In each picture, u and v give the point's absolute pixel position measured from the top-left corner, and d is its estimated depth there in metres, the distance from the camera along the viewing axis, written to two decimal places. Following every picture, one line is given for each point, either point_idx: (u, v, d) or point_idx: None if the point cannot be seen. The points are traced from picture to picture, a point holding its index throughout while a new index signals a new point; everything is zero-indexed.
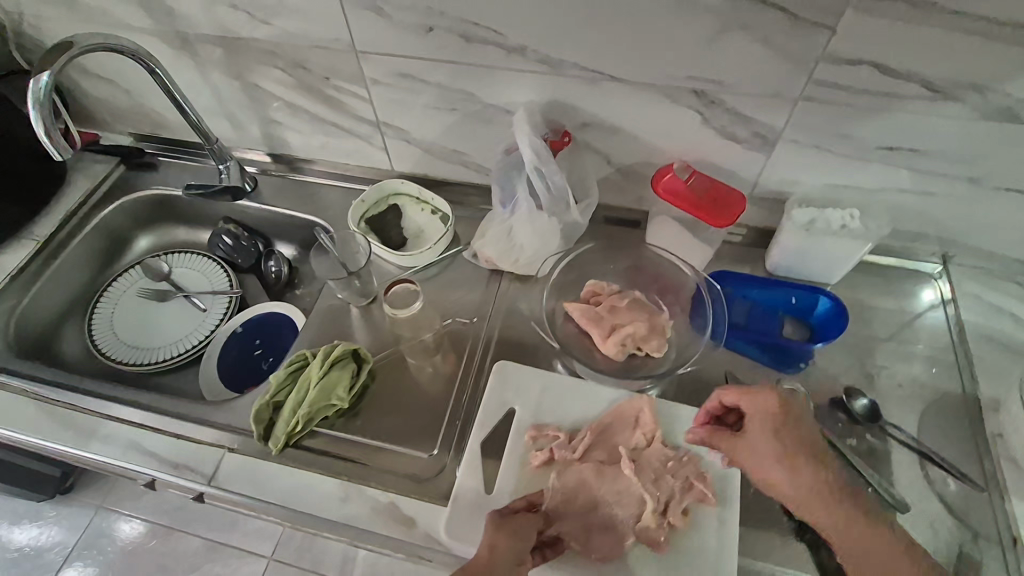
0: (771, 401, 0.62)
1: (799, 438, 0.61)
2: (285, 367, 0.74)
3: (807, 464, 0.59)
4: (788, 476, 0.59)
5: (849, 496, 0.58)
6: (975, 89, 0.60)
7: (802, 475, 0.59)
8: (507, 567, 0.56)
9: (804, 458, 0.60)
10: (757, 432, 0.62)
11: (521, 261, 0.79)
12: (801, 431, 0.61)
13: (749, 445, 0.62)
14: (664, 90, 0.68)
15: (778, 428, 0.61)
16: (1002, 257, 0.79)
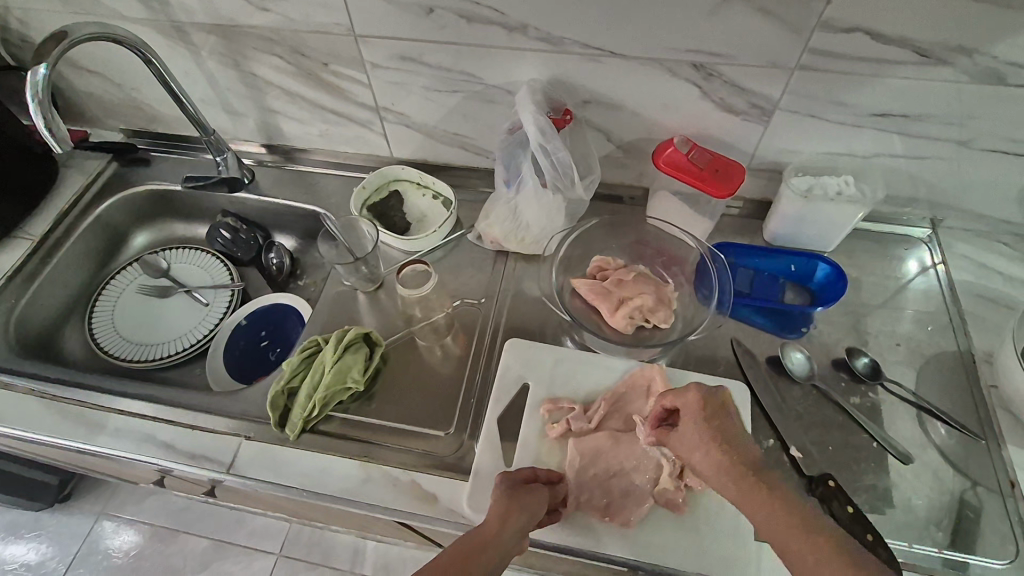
0: (693, 393, 0.59)
1: (723, 431, 0.57)
2: (299, 353, 0.74)
3: (716, 454, 0.55)
4: (713, 466, 0.55)
5: (763, 486, 0.53)
6: (964, 52, 0.62)
7: (723, 466, 0.54)
8: (513, 541, 0.55)
9: (713, 448, 0.56)
10: (688, 425, 0.58)
11: (527, 240, 0.82)
12: (725, 423, 0.57)
13: (682, 441, 0.58)
14: (662, 63, 0.70)
15: (701, 420, 0.57)
16: (989, 218, 0.81)
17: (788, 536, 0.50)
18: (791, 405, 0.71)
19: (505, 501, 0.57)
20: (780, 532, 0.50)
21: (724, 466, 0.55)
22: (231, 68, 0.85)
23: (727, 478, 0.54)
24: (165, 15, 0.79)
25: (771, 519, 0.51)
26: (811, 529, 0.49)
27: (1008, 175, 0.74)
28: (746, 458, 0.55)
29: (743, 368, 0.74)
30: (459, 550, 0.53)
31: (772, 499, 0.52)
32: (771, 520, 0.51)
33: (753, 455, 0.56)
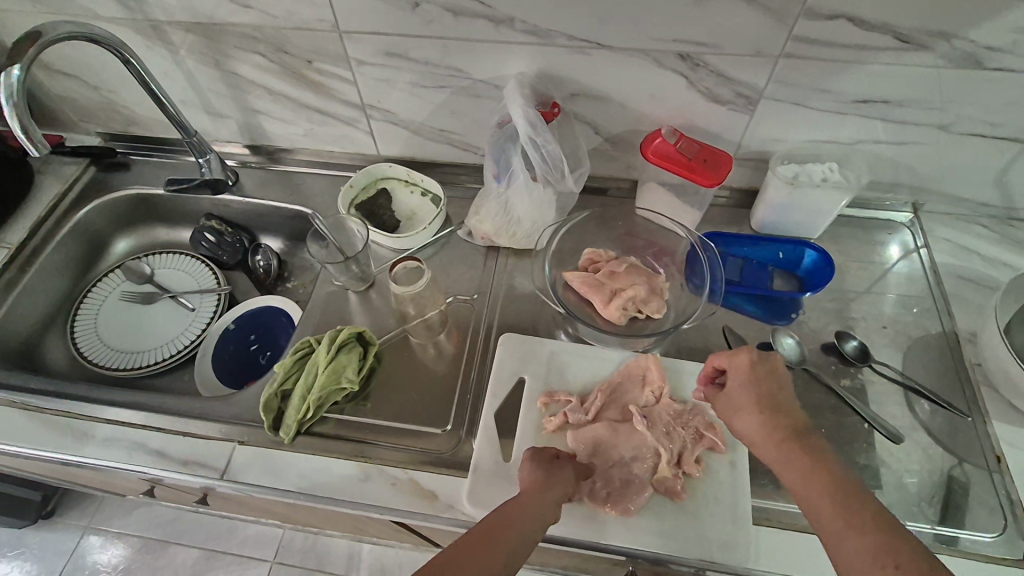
0: (748, 357, 0.61)
1: (771, 395, 0.59)
2: (291, 355, 0.73)
3: (762, 417, 0.58)
4: (755, 424, 0.58)
5: (802, 450, 0.55)
6: (944, 38, 0.63)
7: (764, 426, 0.57)
8: (547, 511, 0.55)
9: (759, 409, 0.58)
10: (737, 385, 0.61)
11: (518, 235, 0.82)
12: (775, 387, 0.60)
13: (728, 400, 0.61)
14: (649, 54, 0.70)
15: (751, 382, 0.60)
16: (968, 201, 0.83)
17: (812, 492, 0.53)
18: None
19: (533, 477, 0.58)
20: (805, 487, 0.53)
21: (764, 426, 0.57)
22: (212, 67, 0.84)
23: (762, 437, 0.57)
24: (142, 14, 0.77)
25: (799, 475, 0.54)
26: (837, 488, 0.52)
27: (987, 158, 0.76)
28: (787, 421, 0.57)
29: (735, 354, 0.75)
30: (485, 526, 0.52)
31: (810, 458, 0.54)
32: (800, 476, 0.54)
33: (800, 418, 0.58)
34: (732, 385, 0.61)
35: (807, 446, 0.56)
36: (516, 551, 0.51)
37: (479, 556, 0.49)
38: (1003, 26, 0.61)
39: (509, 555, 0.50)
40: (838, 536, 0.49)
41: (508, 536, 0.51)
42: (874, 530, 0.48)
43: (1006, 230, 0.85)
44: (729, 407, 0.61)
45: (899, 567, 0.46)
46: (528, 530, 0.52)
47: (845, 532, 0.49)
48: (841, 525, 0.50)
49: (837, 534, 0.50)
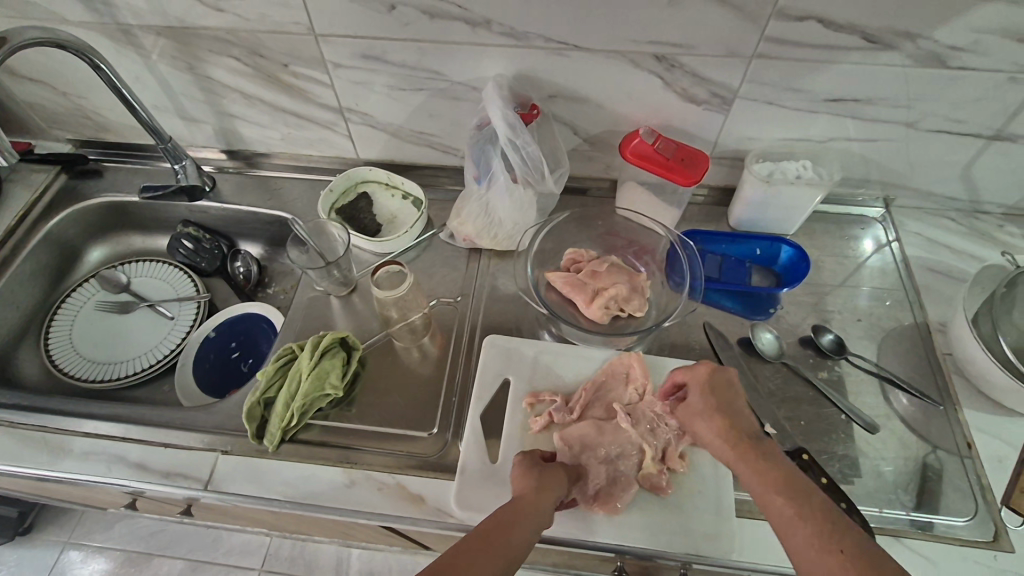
0: (704, 367, 0.65)
1: (725, 402, 0.62)
2: (274, 362, 0.72)
3: (717, 421, 0.60)
4: (713, 429, 0.60)
5: (754, 451, 0.57)
6: (909, 37, 0.65)
7: (718, 430, 0.60)
8: (546, 512, 0.55)
9: (713, 416, 0.61)
10: (694, 396, 0.64)
11: (500, 236, 0.82)
12: (732, 396, 0.63)
13: (687, 410, 0.64)
14: (625, 56, 0.71)
15: (705, 390, 0.63)
16: (936, 195, 0.86)
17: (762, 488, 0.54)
18: (764, 383, 0.74)
19: (528, 481, 0.59)
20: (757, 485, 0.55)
21: (718, 431, 0.60)
22: (185, 71, 0.82)
23: (720, 440, 0.59)
24: (111, 18, 0.75)
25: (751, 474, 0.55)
26: (784, 483, 0.53)
27: (953, 153, 0.78)
28: (740, 425, 0.60)
29: (716, 350, 0.76)
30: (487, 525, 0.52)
31: (759, 458, 0.56)
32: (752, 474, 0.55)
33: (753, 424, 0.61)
34: (689, 398, 0.65)
35: (760, 446, 0.58)
36: (522, 549, 0.51)
37: (489, 551, 0.49)
38: (965, 26, 0.63)
39: (515, 551, 0.50)
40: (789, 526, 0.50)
41: (514, 531, 0.52)
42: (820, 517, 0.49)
43: (972, 222, 0.87)
44: (690, 417, 0.63)
45: (842, 551, 0.46)
46: (530, 528, 0.53)
47: (795, 527, 0.50)
48: (790, 516, 0.51)
49: (788, 526, 0.50)
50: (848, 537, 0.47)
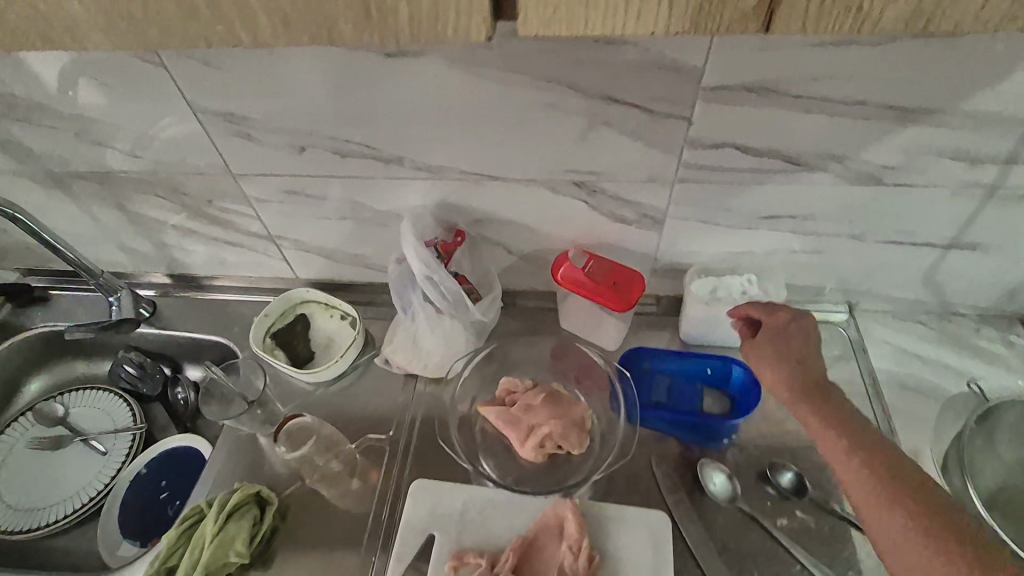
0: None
1: (895, 465, 0.52)
2: (179, 524, 0.67)
3: (837, 439, 0.55)
4: (850, 467, 0.53)
5: (868, 449, 0.53)
6: (835, 159, 0.61)
7: (829, 441, 0.55)
8: None
9: (881, 476, 0.52)
10: (767, 351, 0.63)
11: (431, 366, 0.76)
12: (857, 447, 0.54)
13: (761, 369, 0.62)
14: (544, 184, 0.68)
15: None
16: (900, 299, 0.79)
17: (865, 503, 0.52)
18: (713, 534, 0.66)
19: None
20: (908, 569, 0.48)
21: (836, 435, 0.55)
22: (114, 210, 0.82)
23: (833, 452, 0.55)
24: (38, 166, 0.77)
25: (874, 504, 0.51)
26: (905, 495, 0.50)
27: (909, 260, 0.73)
28: (913, 488, 0.50)
29: (661, 490, 0.70)
30: None
31: (865, 452, 0.53)
32: (876, 503, 0.51)
33: (863, 424, 0.56)
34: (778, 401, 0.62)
35: (825, 391, 0.58)
36: None
37: None
38: (895, 147, 0.59)
39: None
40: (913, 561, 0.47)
41: None
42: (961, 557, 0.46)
43: (944, 327, 0.80)
44: None
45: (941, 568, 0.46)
46: None
47: (902, 543, 0.48)
48: (904, 538, 0.48)
49: (891, 536, 0.49)
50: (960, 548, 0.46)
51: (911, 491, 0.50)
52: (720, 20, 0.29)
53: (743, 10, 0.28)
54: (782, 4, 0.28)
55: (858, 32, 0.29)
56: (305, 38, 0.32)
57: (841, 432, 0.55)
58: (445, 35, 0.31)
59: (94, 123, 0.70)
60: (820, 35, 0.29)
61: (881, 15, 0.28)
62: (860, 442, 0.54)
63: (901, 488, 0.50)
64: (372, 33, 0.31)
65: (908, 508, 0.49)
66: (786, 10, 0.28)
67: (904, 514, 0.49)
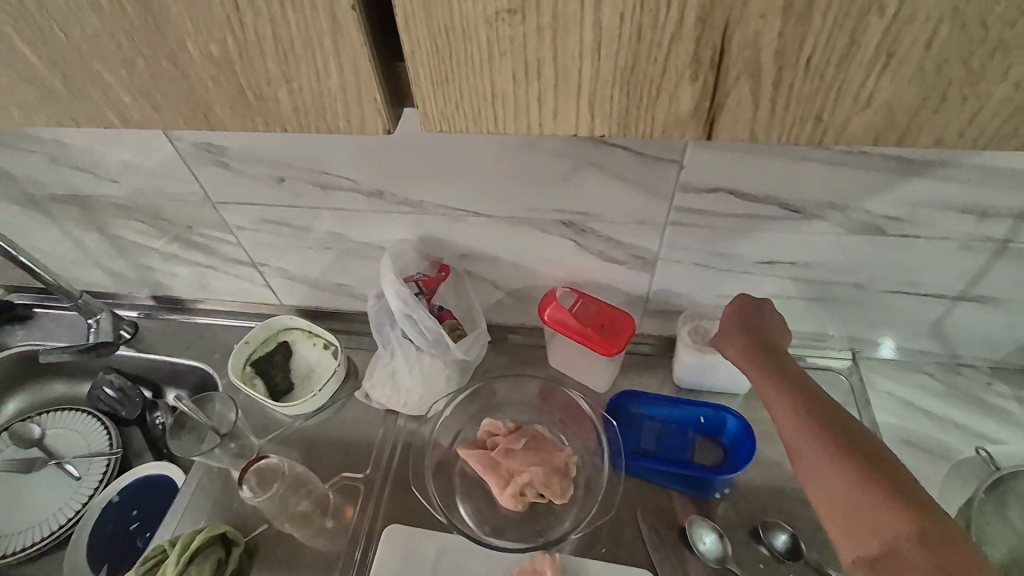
0: None
1: (828, 411, 0.51)
2: (139, 565, 0.64)
3: (773, 385, 0.55)
4: (782, 405, 0.53)
5: (805, 397, 0.53)
6: (836, 209, 0.58)
7: (769, 388, 0.55)
8: None
9: (811, 416, 0.51)
10: (734, 321, 0.63)
11: (410, 404, 0.73)
12: (798, 393, 0.53)
13: (727, 335, 0.62)
14: (531, 222, 0.66)
15: None
16: (907, 349, 0.75)
17: (794, 435, 0.51)
18: None
19: None
20: (830, 501, 0.47)
21: (772, 382, 0.55)
22: (94, 232, 0.81)
23: (769, 395, 0.55)
24: (17, 188, 0.75)
25: (802, 444, 0.50)
26: (832, 433, 0.49)
27: (915, 311, 0.69)
28: (842, 430, 0.50)
29: (647, 547, 0.66)
30: None
31: (799, 398, 0.53)
32: (804, 442, 0.50)
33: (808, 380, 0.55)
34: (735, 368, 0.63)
35: (772, 350, 0.59)
36: None
37: None
38: (900, 199, 0.56)
39: None
40: (832, 494, 0.47)
41: None
42: (878, 485, 0.45)
43: (953, 380, 0.76)
44: None
45: (857, 493, 0.45)
46: None
47: (824, 478, 0.47)
48: (824, 467, 0.48)
49: (813, 469, 0.48)
50: (877, 481, 0.45)
51: (838, 429, 0.50)
52: (655, 124, 0.28)
53: (678, 115, 0.27)
54: (724, 111, 0.27)
55: (816, 141, 0.28)
56: (179, 121, 0.31)
57: (775, 378, 0.55)
58: (339, 128, 0.31)
59: (71, 149, 0.68)
60: (775, 142, 0.28)
61: (846, 125, 0.27)
62: (810, 398, 0.53)
63: (838, 433, 0.49)
64: (251, 117, 0.31)
65: (831, 444, 0.49)
66: (729, 118, 0.27)
67: (840, 455, 0.47)
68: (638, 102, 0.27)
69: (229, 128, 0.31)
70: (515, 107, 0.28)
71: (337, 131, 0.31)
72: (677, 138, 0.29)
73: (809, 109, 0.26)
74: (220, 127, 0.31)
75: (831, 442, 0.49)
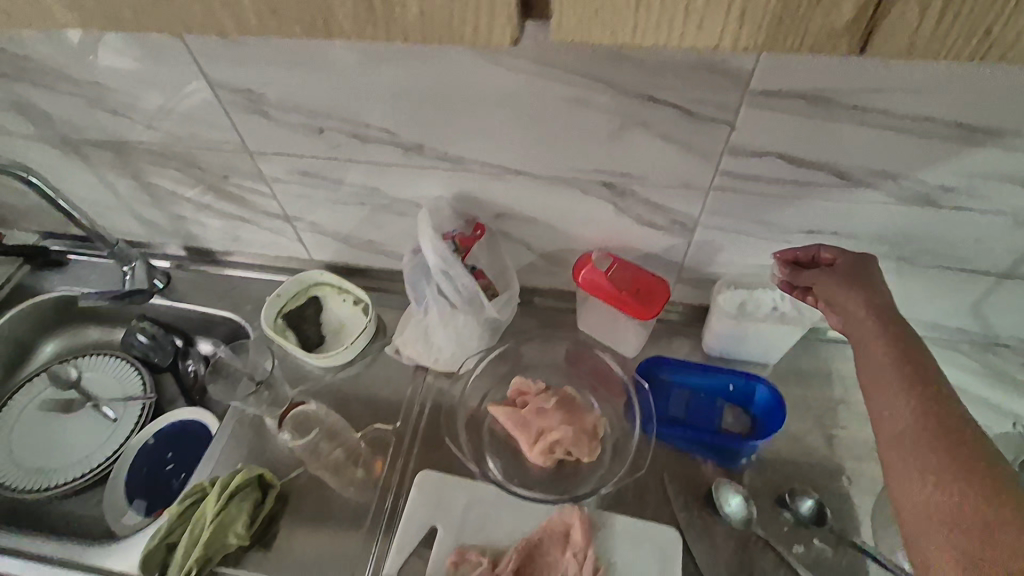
0: None
1: (933, 381, 0.50)
2: (181, 501, 0.66)
3: (880, 333, 0.54)
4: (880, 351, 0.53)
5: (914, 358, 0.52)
6: (889, 177, 0.57)
7: (874, 331, 0.54)
8: None
9: (909, 376, 0.51)
10: (854, 283, 0.58)
11: (442, 361, 0.75)
12: (903, 348, 0.52)
13: (844, 289, 0.57)
14: (570, 182, 0.65)
15: None
16: (944, 327, 0.74)
17: (883, 381, 0.51)
18: (726, 558, 0.64)
19: None
20: (893, 444, 0.48)
21: (880, 329, 0.54)
22: (130, 179, 0.81)
23: (872, 339, 0.54)
24: (54, 131, 0.75)
25: (888, 389, 0.51)
26: (929, 399, 0.49)
27: (958, 288, 0.68)
28: (941, 400, 0.49)
29: (674, 508, 0.67)
30: None
31: (907, 356, 0.52)
32: (891, 387, 0.51)
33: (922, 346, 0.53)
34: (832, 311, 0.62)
35: (890, 306, 0.56)
36: None
37: None
38: (959, 169, 0.55)
39: None
40: (900, 440, 0.48)
41: None
42: (957, 453, 0.45)
43: (987, 359, 0.75)
44: None
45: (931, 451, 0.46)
46: None
47: (896, 425, 0.49)
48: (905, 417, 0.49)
49: (888, 415, 0.50)
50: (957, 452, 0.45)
51: (934, 396, 0.49)
52: (805, 37, 0.27)
53: (833, 28, 0.27)
54: (885, 19, 0.26)
55: (979, 57, 0.27)
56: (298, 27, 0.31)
57: (887, 329, 0.54)
58: (463, 34, 0.30)
59: (109, 92, 0.68)
60: (931, 61, 0.27)
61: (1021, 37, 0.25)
62: (916, 378, 0.50)
63: (930, 400, 0.49)
64: (375, 24, 0.30)
65: (923, 405, 0.49)
66: (888, 28, 0.26)
67: (920, 412, 0.48)
68: (795, 8, 0.26)
69: (351, 37, 0.31)
70: (655, 16, 0.27)
71: (457, 40, 0.30)
72: (825, 54, 0.28)
73: (979, 23, 0.25)
74: (338, 35, 0.31)
75: (928, 412, 0.48)
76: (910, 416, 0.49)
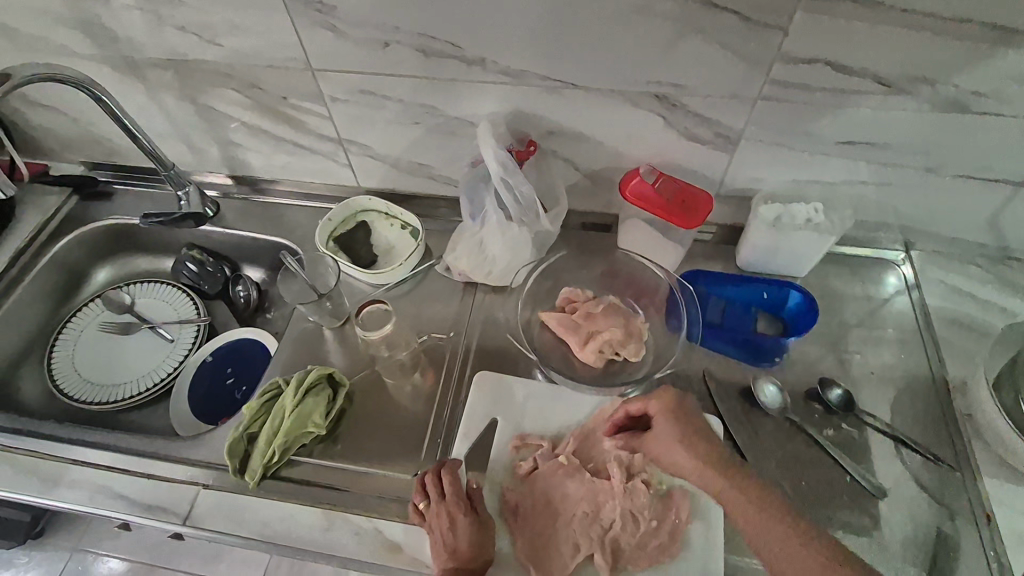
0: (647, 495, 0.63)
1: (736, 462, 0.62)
2: (260, 396, 0.72)
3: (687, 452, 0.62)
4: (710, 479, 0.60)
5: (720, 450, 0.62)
6: (926, 83, 0.61)
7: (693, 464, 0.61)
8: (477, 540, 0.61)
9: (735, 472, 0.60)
10: (659, 427, 0.64)
11: (495, 273, 0.80)
12: (709, 446, 0.62)
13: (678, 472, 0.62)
14: (624, 95, 0.69)
15: (654, 524, 0.63)
16: (961, 241, 0.80)
17: (746, 514, 0.59)
18: (764, 440, 0.70)
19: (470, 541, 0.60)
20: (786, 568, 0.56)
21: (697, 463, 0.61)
22: (187, 102, 0.84)
23: (694, 473, 0.61)
24: (117, 51, 0.78)
25: (751, 514, 0.58)
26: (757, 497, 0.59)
27: (978, 199, 0.73)
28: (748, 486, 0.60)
29: (715, 400, 0.73)
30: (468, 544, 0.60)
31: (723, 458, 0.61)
32: (751, 518, 0.58)
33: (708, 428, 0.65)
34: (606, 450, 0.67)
35: (686, 413, 0.65)
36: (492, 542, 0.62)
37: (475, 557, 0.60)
38: (991, 73, 0.59)
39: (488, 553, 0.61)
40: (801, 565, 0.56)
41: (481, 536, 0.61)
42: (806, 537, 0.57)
43: (999, 270, 0.81)
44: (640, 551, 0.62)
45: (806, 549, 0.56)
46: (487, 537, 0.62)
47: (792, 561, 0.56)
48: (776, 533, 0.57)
49: (781, 553, 0.57)
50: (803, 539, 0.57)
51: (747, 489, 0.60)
52: None
53: None
54: None
55: None
56: None
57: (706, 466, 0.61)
58: None
59: (178, 7, 0.70)
60: None
61: None
62: (739, 483, 0.60)
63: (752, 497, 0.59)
64: None
65: (765, 510, 0.58)
66: None
67: (785, 512, 0.58)
68: None
69: None
70: None
71: None
72: None
73: None
74: None
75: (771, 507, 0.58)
76: (783, 530, 0.57)
